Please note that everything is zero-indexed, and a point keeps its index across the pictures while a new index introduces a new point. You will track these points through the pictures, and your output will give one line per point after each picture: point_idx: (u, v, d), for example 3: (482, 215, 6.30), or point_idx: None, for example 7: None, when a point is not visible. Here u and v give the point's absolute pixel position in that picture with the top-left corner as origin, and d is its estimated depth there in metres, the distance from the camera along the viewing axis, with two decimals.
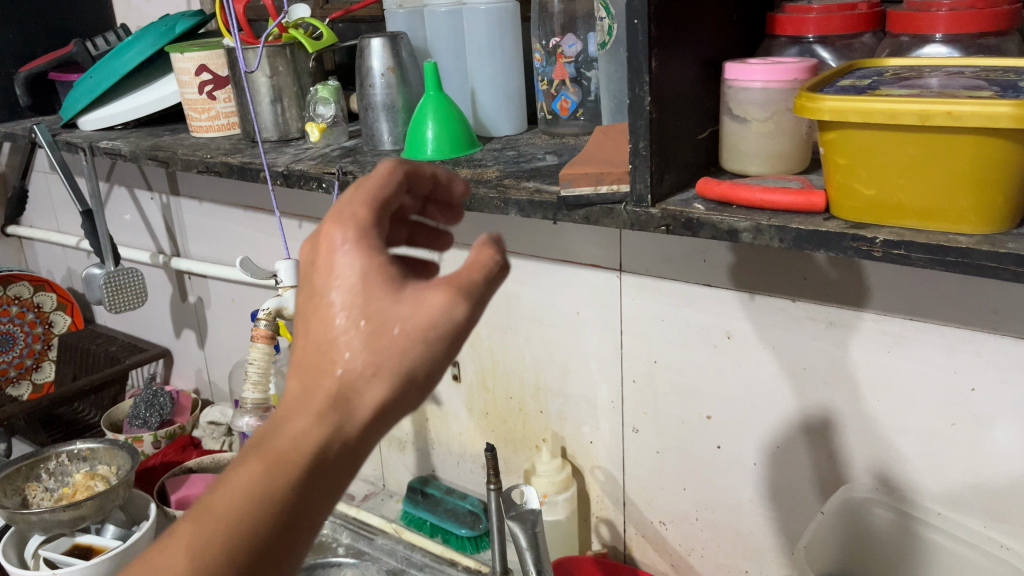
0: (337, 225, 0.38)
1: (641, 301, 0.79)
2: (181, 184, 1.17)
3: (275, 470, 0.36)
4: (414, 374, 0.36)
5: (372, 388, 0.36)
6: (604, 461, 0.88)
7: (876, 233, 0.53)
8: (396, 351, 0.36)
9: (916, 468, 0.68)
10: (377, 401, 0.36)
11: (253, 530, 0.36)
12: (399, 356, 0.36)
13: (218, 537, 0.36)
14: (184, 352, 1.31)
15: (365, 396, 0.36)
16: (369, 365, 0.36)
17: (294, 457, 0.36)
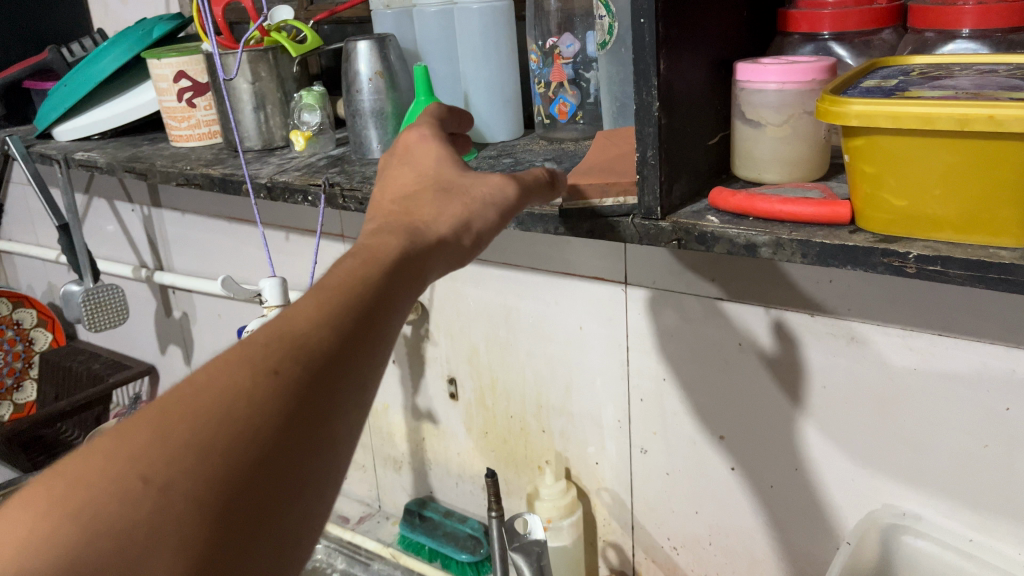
0: (415, 127, 0.52)
1: (648, 316, 0.75)
2: (163, 195, 1.13)
3: (354, 287, 0.39)
4: (472, 222, 0.47)
5: (450, 214, 0.46)
6: (611, 482, 0.84)
7: (909, 247, 0.49)
8: (471, 196, 0.48)
9: (946, 491, 0.64)
10: (442, 232, 0.45)
11: (344, 319, 0.38)
12: (465, 200, 0.47)
13: (315, 320, 0.37)
14: (171, 368, 1.27)
15: (436, 228, 0.45)
16: (446, 200, 0.47)
17: (374, 268, 0.41)
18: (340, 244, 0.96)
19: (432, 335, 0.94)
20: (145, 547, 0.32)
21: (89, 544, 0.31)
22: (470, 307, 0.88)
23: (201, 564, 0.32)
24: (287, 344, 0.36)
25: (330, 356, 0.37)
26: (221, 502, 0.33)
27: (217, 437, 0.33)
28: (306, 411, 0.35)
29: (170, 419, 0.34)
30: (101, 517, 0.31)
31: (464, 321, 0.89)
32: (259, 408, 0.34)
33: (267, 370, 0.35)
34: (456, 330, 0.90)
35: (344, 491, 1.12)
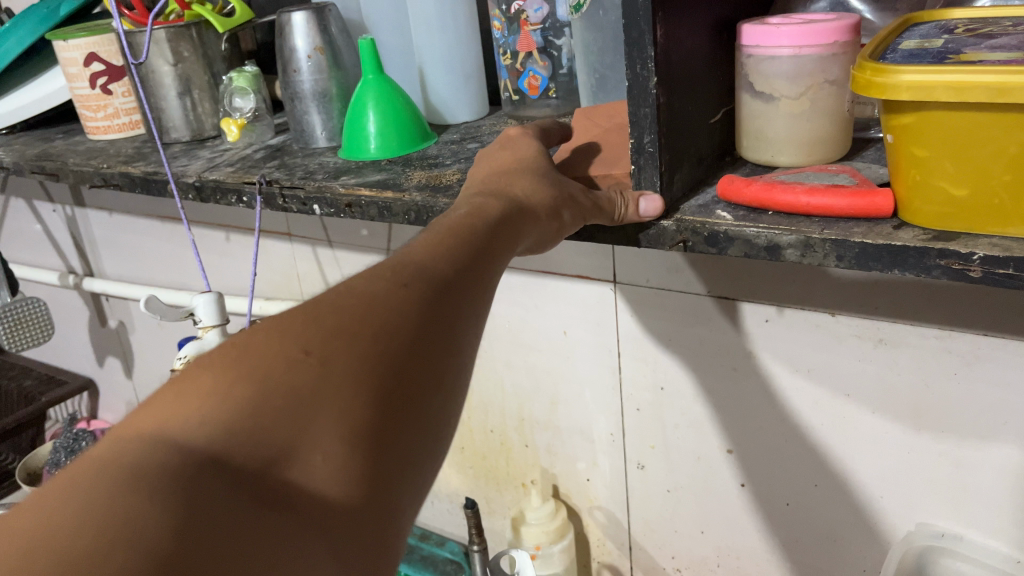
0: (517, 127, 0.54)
1: (642, 318, 0.66)
2: (87, 194, 1.00)
3: (469, 222, 0.40)
4: (563, 211, 0.46)
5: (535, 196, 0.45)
6: (605, 500, 0.75)
7: (972, 246, 0.40)
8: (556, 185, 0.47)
9: (992, 508, 0.56)
10: (539, 204, 0.44)
11: (465, 246, 0.38)
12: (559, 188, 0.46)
13: (435, 246, 0.37)
14: (110, 382, 1.15)
15: (535, 202, 0.44)
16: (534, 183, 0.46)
17: (480, 211, 0.41)
18: (288, 245, 0.85)
19: None
20: (308, 414, 0.29)
21: (256, 404, 0.29)
22: None
23: (365, 442, 0.30)
24: (415, 259, 0.36)
25: (458, 268, 0.36)
26: (379, 378, 0.31)
27: (368, 325, 0.32)
28: (445, 310, 0.34)
29: (320, 309, 0.32)
30: (268, 381, 0.29)
31: None
32: (405, 302, 0.33)
33: (401, 279, 0.34)
34: None
35: None
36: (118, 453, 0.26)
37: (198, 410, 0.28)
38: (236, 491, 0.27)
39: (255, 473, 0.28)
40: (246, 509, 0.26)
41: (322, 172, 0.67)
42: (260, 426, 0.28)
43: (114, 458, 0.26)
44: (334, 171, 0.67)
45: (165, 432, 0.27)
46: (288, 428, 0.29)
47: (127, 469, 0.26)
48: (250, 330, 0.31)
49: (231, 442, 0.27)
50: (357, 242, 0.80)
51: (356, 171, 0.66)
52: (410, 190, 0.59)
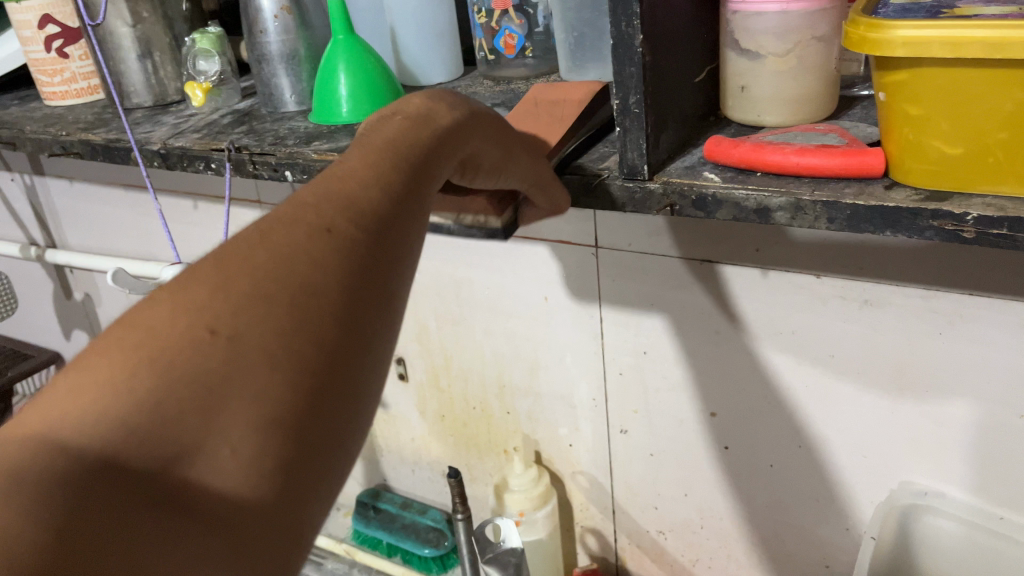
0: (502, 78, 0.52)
1: (625, 282, 0.65)
2: (45, 162, 0.97)
3: (404, 148, 0.35)
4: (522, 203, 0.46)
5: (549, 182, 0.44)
6: (587, 465, 0.75)
7: (966, 207, 0.39)
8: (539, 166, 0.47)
9: (975, 464, 0.57)
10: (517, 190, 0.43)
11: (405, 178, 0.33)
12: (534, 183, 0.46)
13: (368, 174, 0.32)
14: (79, 355, 1.13)
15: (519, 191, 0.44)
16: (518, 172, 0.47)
17: (421, 131, 0.36)
18: (258, 212, 0.83)
19: None
20: (214, 398, 0.25)
21: (157, 394, 0.25)
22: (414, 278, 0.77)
23: (282, 423, 0.26)
24: (342, 193, 0.31)
25: (389, 207, 0.32)
26: (296, 344, 0.27)
27: (283, 283, 0.28)
28: (375, 253, 0.30)
29: (229, 264, 0.28)
30: (168, 366, 0.25)
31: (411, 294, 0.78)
32: (326, 255, 0.29)
33: (321, 222, 0.30)
34: None
35: None
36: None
37: (88, 403, 0.24)
38: (129, 500, 0.24)
39: (151, 475, 0.24)
40: (144, 519, 0.24)
41: (293, 137, 0.65)
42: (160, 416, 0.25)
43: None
44: (305, 136, 0.65)
45: (52, 439, 0.24)
46: (189, 419, 0.25)
47: (10, 491, 0.22)
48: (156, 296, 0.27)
49: (128, 447, 0.24)
50: None
51: (329, 135, 0.64)
52: None
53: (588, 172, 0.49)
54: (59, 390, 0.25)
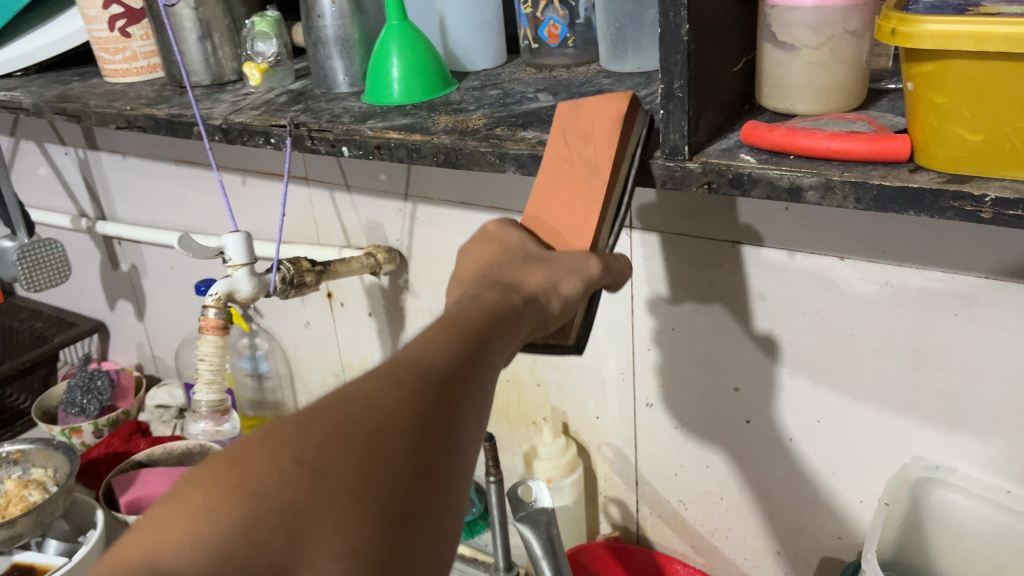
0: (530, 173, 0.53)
1: (657, 261, 0.68)
2: (99, 137, 1.01)
3: (469, 317, 0.40)
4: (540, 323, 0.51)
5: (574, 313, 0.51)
6: (613, 438, 0.79)
7: (984, 189, 0.43)
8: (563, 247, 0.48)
9: (985, 441, 0.60)
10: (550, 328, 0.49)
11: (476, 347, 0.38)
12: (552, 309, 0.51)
13: (442, 343, 0.37)
14: (122, 325, 1.17)
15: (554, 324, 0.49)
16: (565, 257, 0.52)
17: (483, 304, 0.41)
18: (304, 188, 0.87)
19: (412, 287, 0.86)
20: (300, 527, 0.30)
21: (247, 519, 0.29)
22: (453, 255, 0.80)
23: (354, 556, 0.30)
24: (414, 358, 0.36)
25: (456, 368, 0.36)
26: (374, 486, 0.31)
27: (365, 437, 0.32)
28: (445, 413, 0.35)
29: (314, 420, 0.33)
30: (257, 496, 0.30)
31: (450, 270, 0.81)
32: (401, 410, 0.34)
33: (397, 379, 0.35)
34: (441, 280, 0.83)
35: None
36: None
37: (180, 540, 0.29)
38: None
39: None
40: None
41: (348, 115, 0.69)
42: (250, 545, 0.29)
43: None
44: (360, 114, 0.69)
45: (159, 556, 0.29)
46: (274, 544, 0.29)
47: None
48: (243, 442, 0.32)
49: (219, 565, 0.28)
50: (376, 187, 0.82)
51: (383, 114, 0.68)
52: (438, 133, 0.61)
53: (630, 153, 0.53)
54: (168, 508, 0.30)
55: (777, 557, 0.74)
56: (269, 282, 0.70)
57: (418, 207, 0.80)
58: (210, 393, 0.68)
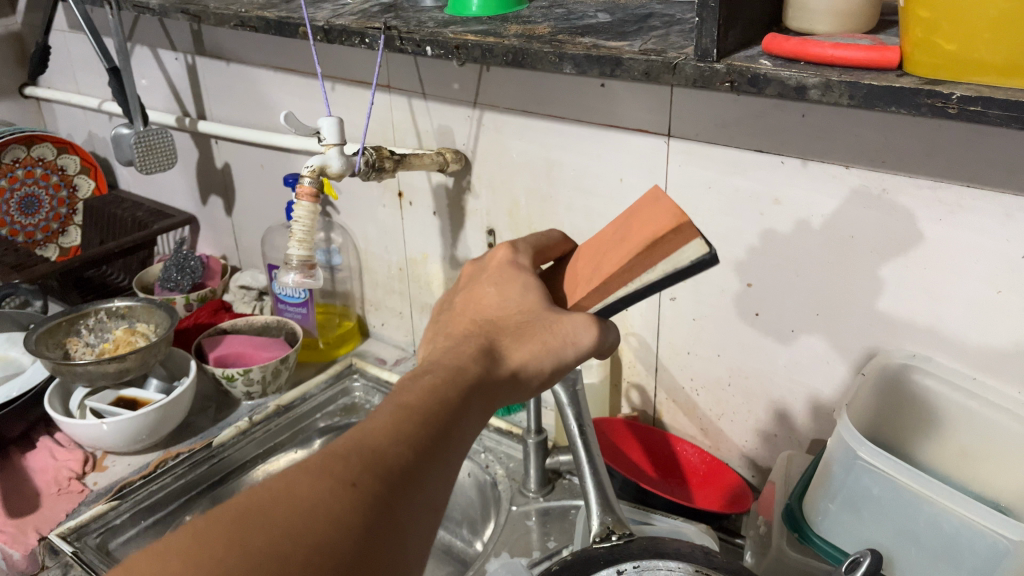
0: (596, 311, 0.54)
1: (688, 167, 0.78)
2: (207, 43, 1.14)
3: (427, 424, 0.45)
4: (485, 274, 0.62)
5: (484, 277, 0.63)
6: (639, 328, 0.91)
7: (952, 89, 0.52)
8: (543, 324, 0.53)
9: (960, 335, 0.69)
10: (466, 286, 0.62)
11: (431, 451, 0.44)
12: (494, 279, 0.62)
13: (395, 434, 0.44)
14: (212, 218, 1.32)
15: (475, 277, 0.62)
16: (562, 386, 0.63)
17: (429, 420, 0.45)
18: (387, 96, 0.99)
19: (473, 188, 0.97)
20: (346, 547, 0.39)
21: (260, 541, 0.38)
22: (512, 159, 0.92)
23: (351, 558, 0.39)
24: (372, 455, 0.42)
25: (414, 459, 0.43)
26: (381, 499, 0.41)
27: (337, 507, 0.40)
28: (401, 504, 0.42)
29: (283, 500, 0.39)
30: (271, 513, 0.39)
31: (507, 172, 0.92)
32: (362, 502, 0.40)
33: (351, 478, 0.41)
34: (499, 181, 0.94)
35: (379, 337, 1.21)
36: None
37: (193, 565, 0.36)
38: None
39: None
40: None
41: (432, 23, 0.80)
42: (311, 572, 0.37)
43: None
44: (442, 23, 0.80)
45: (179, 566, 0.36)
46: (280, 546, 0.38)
47: None
48: (256, 489, 0.40)
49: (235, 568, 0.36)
50: (449, 95, 0.93)
51: (462, 23, 0.78)
52: (509, 38, 0.72)
53: (669, 56, 0.63)
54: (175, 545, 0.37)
55: (774, 440, 0.85)
56: (354, 163, 0.83)
57: (485, 114, 0.91)
58: (300, 249, 0.82)
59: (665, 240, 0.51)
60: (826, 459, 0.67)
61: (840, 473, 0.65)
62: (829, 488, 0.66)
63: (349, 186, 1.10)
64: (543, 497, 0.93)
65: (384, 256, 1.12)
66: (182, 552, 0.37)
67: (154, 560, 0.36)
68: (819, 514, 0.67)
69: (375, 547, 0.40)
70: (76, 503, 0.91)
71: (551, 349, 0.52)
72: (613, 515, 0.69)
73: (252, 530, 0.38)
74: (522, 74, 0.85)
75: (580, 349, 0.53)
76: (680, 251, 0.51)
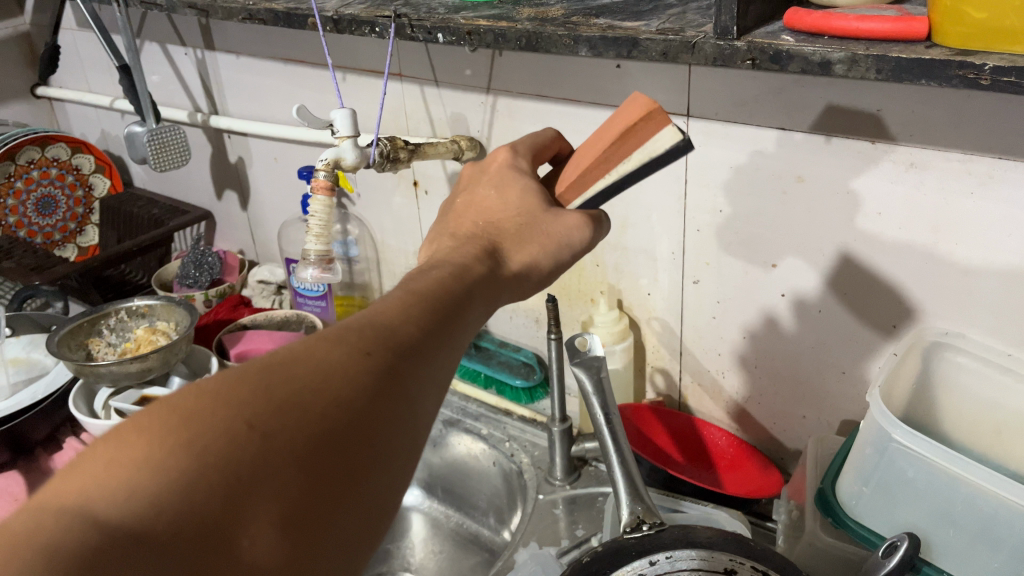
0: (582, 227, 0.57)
1: (708, 146, 0.77)
2: (216, 37, 1.13)
3: (435, 298, 0.46)
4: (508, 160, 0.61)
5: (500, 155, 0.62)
6: (661, 312, 0.90)
7: (984, 59, 0.50)
8: (539, 224, 0.56)
9: (993, 311, 0.67)
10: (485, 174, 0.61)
11: (437, 327, 0.45)
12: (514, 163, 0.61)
13: (402, 317, 0.44)
14: (227, 213, 1.32)
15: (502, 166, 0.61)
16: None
17: (436, 296, 0.47)
18: (398, 84, 0.98)
19: None
20: (360, 408, 0.39)
21: (277, 391, 0.38)
22: None
23: (367, 416, 0.40)
24: (387, 328, 0.43)
25: (422, 338, 0.44)
26: (390, 369, 0.42)
27: (349, 377, 0.40)
28: (407, 377, 0.42)
29: (300, 363, 0.40)
30: (288, 367, 0.40)
31: None
32: (371, 368, 0.41)
33: (366, 347, 0.42)
34: None
35: None
36: (206, 443, 0.35)
37: (211, 408, 0.37)
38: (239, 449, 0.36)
39: (256, 434, 0.36)
40: (248, 456, 0.36)
41: (442, 9, 0.79)
42: (331, 428, 0.38)
43: (166, 409, 0.37)
44: (452, 9, 0.78)
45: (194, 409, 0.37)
46: (295, 395, 0.38)
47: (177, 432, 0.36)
48: (272, 354, 0.41)
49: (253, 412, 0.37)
50: (461, 81, 0.92)
51: (473, 8, 0.77)
52: (522, 22, 0.71)
53: (688, 34, 0.62)
54: (200, 397, 0.37)
55: (802, 421, 0.84)
56: (368, 154, 0.82)
57: (499, 99, 0.90)
58: (318, 243, 0.82)
59: (640, 129, 0.56)
60: (859, 441, 0.65)
61: (874, 456, 0.64)
62: (862, 470, 0.65)
63: (363, 176, 1.09)
64: (570, 485, 0.92)
65: (401, 247, 1.11)
66: (209, 401, 0.37)
67: (177, 406, 0.37)
68: (853, 498, 0.66)
69: (387, 414, 0.40)
70: None
71: (543, 245, 0.55)
72: (643, 503, 0.67)
73: (271, 388, 0.38)
74: (536, 57, 0.84)
75: (571, 249, 0.57)
76: (655, 137, 0.55)
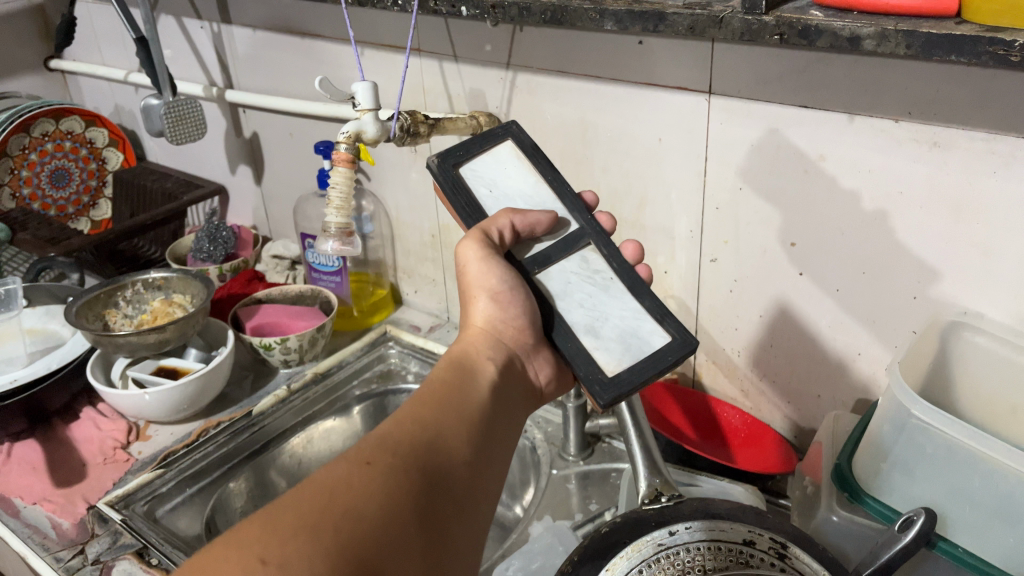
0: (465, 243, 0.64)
1: (730, 125, 0.77)
2: (233, 11, 1.13)
3: (422, 410, 0.54)
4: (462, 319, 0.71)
5: None
6: (678, 291, 0.90)
7: (1015, 36, 0.50)
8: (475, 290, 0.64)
9: (1014, 292, 0.67)
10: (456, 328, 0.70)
11: (427, 429, 0.53)
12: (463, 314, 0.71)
13: (394, 429, 0.51)
14: (241, 188, 1.32)
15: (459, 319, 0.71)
16: (576, 316, 0.65)
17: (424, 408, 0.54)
18: (418, 60, 0.98)
19: None
20: (374, 513, 0.45)
21: (288, 521, 0.43)
22: (547, 121, 0.91)
23: (384, 518, 0.45)
24: (383, 441, 0.50)
25: (414, 441, 0.51)
26: (392, 473, 0.48)
27: (360, 487, 0.46)
28: (412, 476, 0.49)
29: (311, 488, 0.46)
30: (298, 497, 0.45)
31: (542, 135, 0.92)
32: (376, 474, 0.47)
33: (365, 459, 0.48)
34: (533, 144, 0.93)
35: (413, 304, 1.21)
36: None
37: (231, 556, 0.41)
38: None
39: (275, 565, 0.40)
40: None
41: None
42: (343, 540, 0.43)
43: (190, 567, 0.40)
44: None
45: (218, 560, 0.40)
46: (308, 520, 0.43)
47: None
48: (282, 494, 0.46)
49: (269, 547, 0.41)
50: (481, 57, 0.92)
51: None
52: None
53: (715, 9, 0.62)
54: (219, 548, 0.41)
55: (817, 400, 0.84)
56: (389, 128, 0.82)
57: (518, 76, 0.90)
58: (339, 216, 0.82)
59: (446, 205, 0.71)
60: (877, 418, 0.66)
61: (892, 432, 0.65)
62: (880, 448, 0.66)
63: (379, 152, 1.09)
64: (583, 461, 0.93)
65: (416, 223, 1.11)
66: (227, 549, 0.41)
67: (199, 563, 0.41)
68: (869, 474, 0.67)
69: (400, 512, 0.46)
70: (123, 472, 0.91)
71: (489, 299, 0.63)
72: (661, 477, 0.68)
73: (282, 520, 0.43)
74: (557, 34, 0.84)
75: (475, 261, 0.63)
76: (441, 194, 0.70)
